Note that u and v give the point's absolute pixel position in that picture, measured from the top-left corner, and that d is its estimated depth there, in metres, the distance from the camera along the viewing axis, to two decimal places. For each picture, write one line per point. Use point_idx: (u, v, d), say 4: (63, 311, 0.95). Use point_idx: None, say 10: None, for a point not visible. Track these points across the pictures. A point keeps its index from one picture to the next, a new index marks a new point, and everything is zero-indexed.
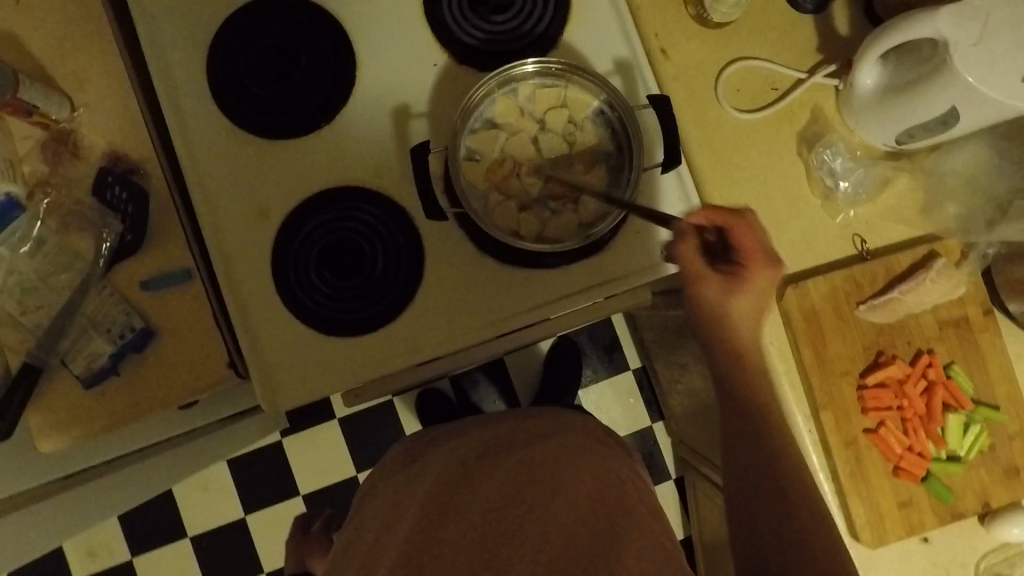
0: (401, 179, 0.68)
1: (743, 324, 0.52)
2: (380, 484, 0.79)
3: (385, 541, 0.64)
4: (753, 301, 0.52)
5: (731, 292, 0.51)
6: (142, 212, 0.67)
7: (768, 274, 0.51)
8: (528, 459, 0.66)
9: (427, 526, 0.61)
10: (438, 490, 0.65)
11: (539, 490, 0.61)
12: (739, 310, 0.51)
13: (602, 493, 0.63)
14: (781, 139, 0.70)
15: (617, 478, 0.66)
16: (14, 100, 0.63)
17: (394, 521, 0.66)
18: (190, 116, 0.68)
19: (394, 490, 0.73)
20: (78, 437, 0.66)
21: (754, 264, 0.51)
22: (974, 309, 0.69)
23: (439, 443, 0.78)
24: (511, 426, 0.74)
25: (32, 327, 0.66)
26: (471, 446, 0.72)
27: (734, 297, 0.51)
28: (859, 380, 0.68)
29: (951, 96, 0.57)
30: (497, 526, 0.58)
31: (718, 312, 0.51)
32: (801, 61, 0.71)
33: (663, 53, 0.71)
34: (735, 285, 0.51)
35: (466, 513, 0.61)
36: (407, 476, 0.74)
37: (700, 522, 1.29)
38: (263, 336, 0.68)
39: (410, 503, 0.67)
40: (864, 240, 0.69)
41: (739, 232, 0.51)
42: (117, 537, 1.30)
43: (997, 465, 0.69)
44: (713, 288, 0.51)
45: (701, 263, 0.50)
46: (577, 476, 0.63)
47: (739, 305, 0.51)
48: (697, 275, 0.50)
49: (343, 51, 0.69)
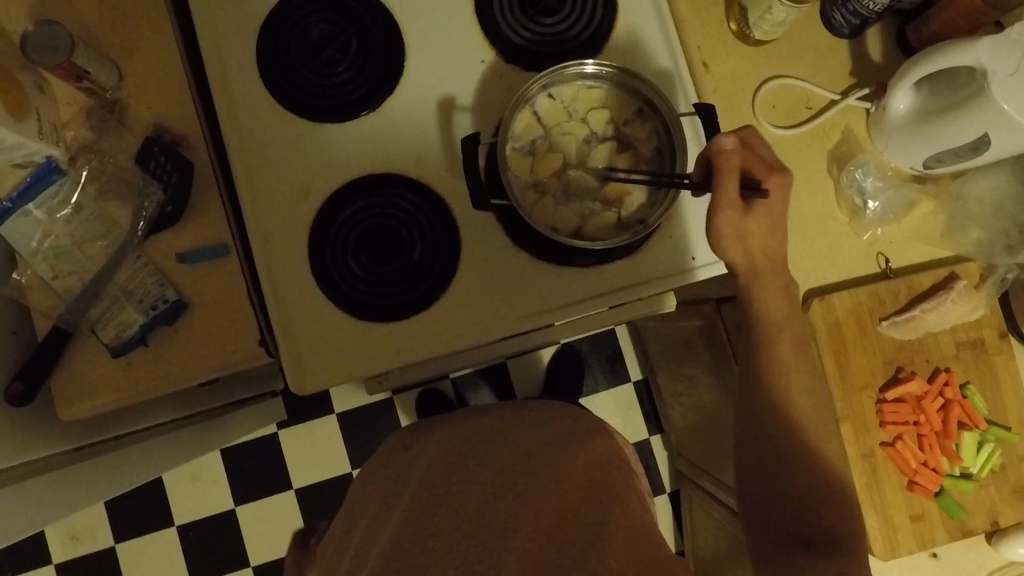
0: (443, 170, 0.69)
1: (757, 238, 0.58)
2: (372, 472, 0.78)
3: (376, 535, 0.61)
4: (764, 227, 0.58)
5: (752, 210, 0.57)
6: (183, 184, 0.67)
7: (781, 185, 0.57)
8: (520, 453, 0.66)
9: (418, 518, 0.58)
10: (430, 481, 0.64)
11: (533, 483, 0.61)
12: (756, 228, 0.58)
13: (593, 479, 0.63)
14: (812, 156, 0.72)
15: (610, 467, 0.67)
16: (69, 65, 0.63)
17: (385, 513, 0.64)
18: (237, 93, 0.69)
19: (384, 481, 0.72)
20: (102, 405, 0.67)
21: (769, 182, 0.57)
22: (990, 332, 0.71)
23: (434, 430, 0.78)
24: (508, 420, 0.74)
25: (60, 292, 0.67)
26: (463, 436, 0.71)
27: (756, 214, 0.58)
28: (879, 394, 0.70)
29: (985, 123, 0.60)
30: (491, 520, 0.57)
31: (743, 227, 0.58)
32: (835, 83, 0.73)
33: (704, 66, 0.73)
34: (755, 205, 0.57)
35: (458, 507, 0.60)
36: (398, 466, 0.73)
37: (694, 537, 1.29)
38: (293, 314, 0.68)
39: (402, 495, 0.65)
40: (887, 258, 0.72)
41: (751, 159, 0.58)
42: (102, 521, 1.27)
43: (1007, 485, 0.71)
44: (733, 199, 0.57)
45: (731, 189, 0.56)
46: (568, 467, 0.64)
47: (755, 223, 0.58)
48: (727, 199, 0.57)
49: (393, 41, 0.70)
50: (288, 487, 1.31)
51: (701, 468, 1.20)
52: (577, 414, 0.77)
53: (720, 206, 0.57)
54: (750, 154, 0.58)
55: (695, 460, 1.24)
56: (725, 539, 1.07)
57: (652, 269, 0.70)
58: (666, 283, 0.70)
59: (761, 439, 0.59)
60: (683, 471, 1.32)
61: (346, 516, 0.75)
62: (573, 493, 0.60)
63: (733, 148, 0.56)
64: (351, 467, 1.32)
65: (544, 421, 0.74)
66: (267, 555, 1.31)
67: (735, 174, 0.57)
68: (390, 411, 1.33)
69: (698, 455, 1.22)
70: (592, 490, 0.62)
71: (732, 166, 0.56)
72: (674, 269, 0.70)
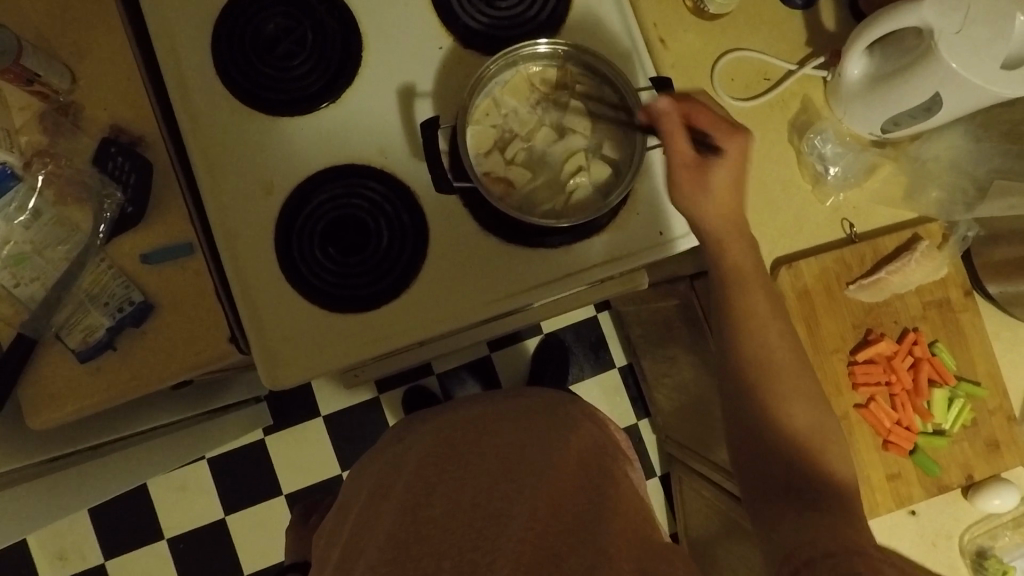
0: (407, 157, 0.69)
1: (721, 194, 0.58)
2: (367, 463, 0.76)
3: (368, 529, 0.60)
4: (731, 176, 0.57)
5: (709, 167, 0.57)
6: (144, 182, 0.68)
7: (739, 145, 0.57)
8: (516, 440, 0.65)
9: (413, 508, 0.58)
10: (424, 471, 0.63)
11: (530, 470, 0.60)
12: (722, 181, 0.57)
13: (590, 466, 0.63)
14: (773, 126, 0.73)
15: (607, 453, 0.68)
16: (17, 68, 0.63)
17: (378, 503, 0.63)
18: (193, 92, 0.68)
19: (378, 471, 0.70)
20: (73, 412, 0.67)
21: (726, 139, 0.57)
22: (955, 291, 0.73)
23: (427, 418, 0.76)
24: (499, 404, 0.73)
25: (23, 300, 0.67)
26: (453, 424, 0.70)
27: (716, 169, 0.57)
28: (850, 357, 0.71)
29: (936, 82, 0.60)
30: (489, 508, 0.56)
31: (707, 182, 0.57)
32: (791, 53, 0.74)
33: (661, 42, 0.73)
34: (710, 160, 0.57)
35: (453, 495, 0.59)
36: (390, 458, 0.71)
37: (687, 520, 1.29)
38: (264, 311, 0.67)
39: (394, 487, 0.63)
40: (852, 224, 0.73)
41: (699, 115, 0.57)
42: (87, 539, 1.25)
43: (979, 439, 0.73)
44: (687, 166, 0.57)
45: (685, 146, 0.57)
46: (564, 458, 0.62)
47: (719, 178, 0.57)
48: (682, 155, 0.57)
49: (349, 30, 0.70)
50: (277, 493, 1.30)
51: (689, 449, 1.20)
52: (571, 399, 0.76)
53: (675, 175, 0.58)
54: (699, 113, 0.57)
55: (683, 441, 1.24)
56: (718, 518, 1.07)
57: (624, 245, 0.70)
58: (638, 258, 0.70)
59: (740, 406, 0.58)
60: (672, 454, 1.32)
61: (335, 513, 0.73)
62: (567, 483, 0.60)
63: (672, 106, 0.57)
64: (340, 469, 1.31)
65: (541, 406, 0.72)
66: (259, 564, 1.29)
67: (682, 131, 0.57)
68: (375, 410, 1.33)
69: (684, 437, 1.22)
70: (586, 480, 0.61)
71: (675, 124, 0.57)
72: (647, 241, 0.70)
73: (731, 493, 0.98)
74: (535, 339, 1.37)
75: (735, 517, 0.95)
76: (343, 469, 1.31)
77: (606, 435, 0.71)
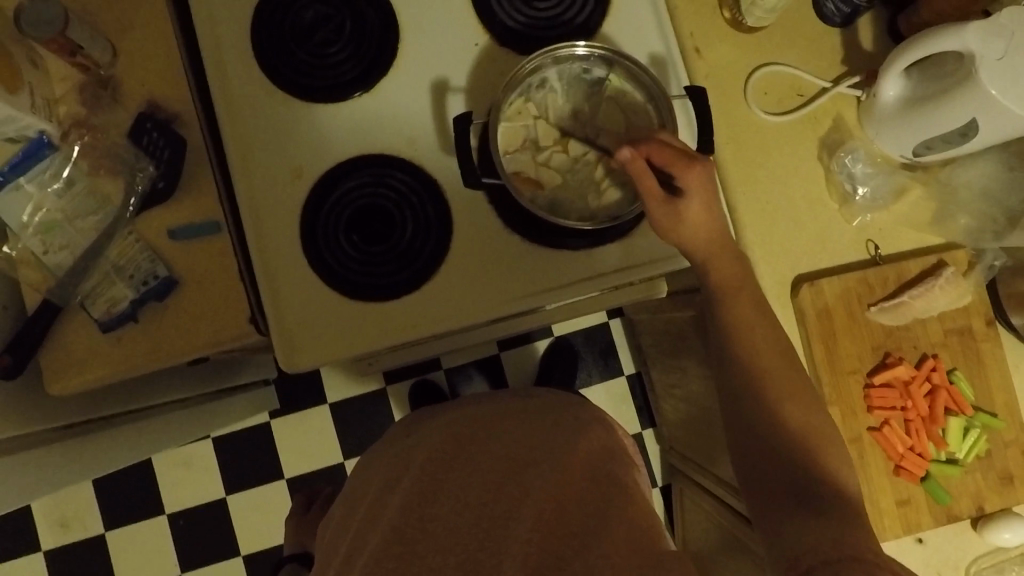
0: (436, 151, 0.69)
1: (697, 225, 0.59)
2: (376, 454, 0.76)
3: (374, 521, 0.60)
4: (701, 204, 0.58)
5: (679, 202, 0.58)
6: (177, 158, 0.68)
7: (702, 175, 0.58)
8: (525, 440, 0.65)
9: (419, 504, 0.58)
10: (431, 466, 0.63)
11: (537, 471, 0.60)
12: (694, 212, 0.58)
13: (598, 469, 0.63)
14: (803, 143, 0.73)
15: (617, 457, 0.67)
16: (62, 39, 0.64)
17: (384, 496, 0.63)
18: (231, 74, 0.69)
19: (387, 464, 0.70)
20: (92, 381, 0.68)
21: (688, 173, 0.58)
22: (977, 320, 0.72)
23: (438, 413, 0.76)
24: (509, 402, 0.73)
25: (52, 267, 0.68)
26: (463, 420, 0.70)
27: (687, 203, 0.58)
28: (866, 379, 0.71)
29: (973, 109, 0.60)
30: (494, 508, 0.57)
31: (682, 215, 0.58)
32: (826, 71, 0.74)
33: (696, 52, 0.73)
34: (679, 195, 0.58)
35: (460, 493, 0.59)
36: (400, 450, 0.71)
37: (686, 533, 1.28)
38: (286, 294, 0.68)
39: (403, 480, 0.64)
40: (876, 245, 0.72)
41: (660, 152, 0.58)
42: (91, 508, 1.27)
43: (992, 471, 0.72)
44: (658, 205, 0.58)
45: (653, 184, 0.57)
46: (572, 460, 0.62)
47: (693, 210, 0.58)
48: (652, 195, 0.58)
49: (387, 21, 0.70)
50: (280, 476, 1.31)
51: (693, 461, 1.20)
52: (582, 402, 0.76)
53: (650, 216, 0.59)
54: (661, 151, 0.58)
55: (687, 453, 1.23)
56: (718, 533, 1.07)
57: (645, 253, 0.70)
58: (657, 267, 0.70)
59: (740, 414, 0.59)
60: (675, 465, 1.31)
61: (343, 502, 0.74)
62: (574, 486, 0.60)
63: (632, 152, 0.57)
64: (343, 456, 1.32)
65: (551, 407, 0.72)
66: (257, 546, 1.30)
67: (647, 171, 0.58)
68: (382, 401, 1.33)
69: (689, 449, 1.21)
70: (594, 483, 0.61)
71: (640, 166, 0.58)
72: (667, 251, 0.70)
73: (733, 509, 0.97)
74: (544, 341, 1.37)
75: (737, 532, 0.95)
76: (347, 457, 1.32)
77: (616, 440, 0.71)
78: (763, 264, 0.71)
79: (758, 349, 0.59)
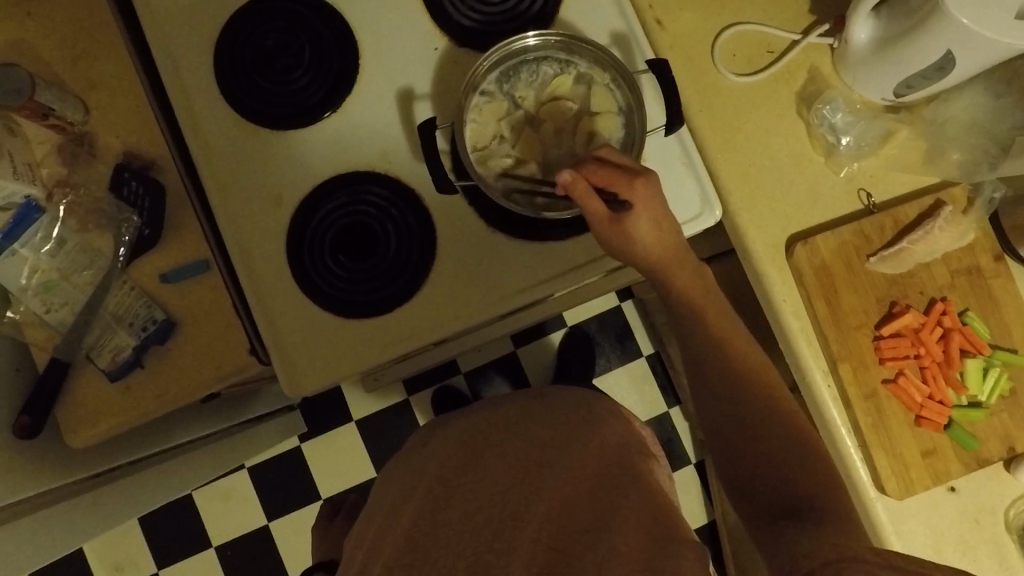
0: (409, 161, 0.70)
1: (648, 242, 0.58)
2: (392, 469, 0.77)
3: (387, 534, 0.60)
4: (651, 223, 0.57)
5: (626, 221, 0.57)
6: (158, 205, 0.70)
7: (645, 189, 0.57)
8: (534, 442, 0.65)
9: (430, 513, 0.58)
10: (442, 477, 0.63)
11: (547, 470, 0.60)
12: (643, 230, 0.57)
13: (610, 463, 0.63)
14: (780, 100, 0.71)
15: (631, 449, 0.68)
16: (32, 104, 0.66)
17: (398, 509, 0.63)
18: (200, 114, 0.70)
19: (400, 478, 0.71)
20: (108, 430, 0.70)
21: (631, 191, 0.57)
22: (984, 257, 0.69)
23: (450, 423, 0.76)
24: (518, 406, 0.73)
25: (56, 325, 0.70)
26: (473, 429, 0.70)
27: (634, 222, 0.57)
28: (875, 332, 0.69)
29: (948, 40, 0.58)
30: (504, 509, 0.57)
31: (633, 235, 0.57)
32: (794, 23, 0.72)
33: (658, 23, 0.72)
34: (626, 214, 0.57)
35: (471, 500, 0.59)
36: (411, 465, 0.72)
37: (724, 507, 1.26)
38: (282, 322, 0.69)
39: (414, 492, 0.64)
40: (869, 194, 0.70)
41: (599, 173, 0.57)
42: (141, 549, 1.31)
43: (1020, 410, 0.70)
44: (606, 227, 0.57)
45: (600, 206, 0.56)
46: (582, 456, 0.62)
47: (641, 228, 0.57)
48: (598, 217, 0.57)
49: (344, 39, 0.70)
50: (315, 497, 1.33)
51: None
52: (595, 396, 0.75)
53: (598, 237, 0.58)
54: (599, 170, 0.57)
55: None
56: None
57: None
58: None
59: (724, 419, 0.56)
60: None
61: (363, 518, 0.74)
62: (585, 481, 0.59)
63: (575, 175, 0.56)
64: (375, 471, 1.33)
65: (561, 405, 0.72)
66: (303, 567, 1.32)
67: (592, 193, 0.57)
68: (406, 413, 1.34)
69: None
70: (606, 476, 0.61)
71: (585, 188, 0.56)
72: None
73: None
74: (559, 332, 1.37)
75: None
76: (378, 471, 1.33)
77: (630, 430, 0.70)
78: (753, 229, 0.70)
79: (741, 343, 0.57)
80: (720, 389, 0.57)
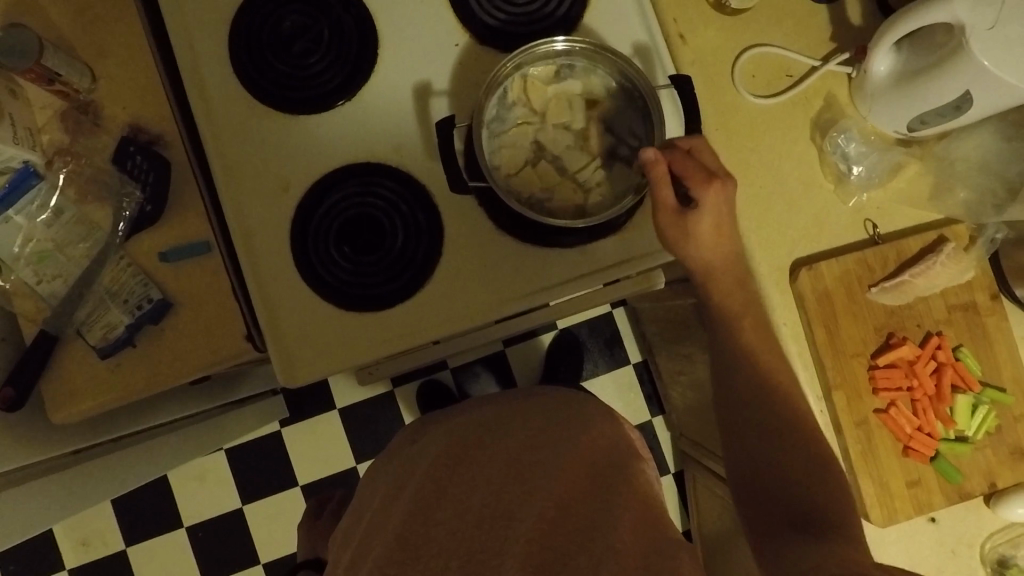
0: (422, 156, 0.69)
1: (705, 241, 0.59)
2: (382, 462, 0.76)
3: (379, 530, 0.60)
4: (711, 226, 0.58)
5: (690, 218, 0.58)
6: (162, 182, 0.68)
7: (718, 194, 0.57)
8: (528, 438, 0.65)
9: (422, 509, 0.58)
10: (436, 472, 0.63)
11: (540, 470, 0.60)
12: (704, 230, 0.58)
13: (604, 467, 0.63)
14: (795, 124, 0.71)
15: (623, 450, 0.68)
16: (39, 69, 0.64)
17: (390, 503, 0.63)
18: (211, 91, 0.68)
19: (392, 473, 0.70)
20: (94, 408, 0.68)
21: (705, 190, 0.57)
22: (981, 295, 0.71)
23: (443, 419, 0.76)
24: (512, 404, 0.73)
25: (46, 296, 0.68)
26: (468, 425, 0.70)
27: (697, 220, 0.58)
28: (870, 361, 0.70)
29: (966, 81, 0.59)
30: (498, 508, 0.56)
31: (692, 232, 0.58)
32: (815, 49, 0.72)
33: (681, 38, 0.72)
34: (692, 210, 0.58)
35: (463, 496, 0.59)
36: (402, 460, 0.72)
37: (700, 519, 1.28)
38: (282, 309, 0.68)
39: (407, 487, 0.64)
40: (875, 224, 0.71)
41: (682, 164, 0.58)
42: (110, 525, 1.28)
43: (1003, 447, 0.71)
44: (668, 217, 0.58)
45: (670, 195, 0.57)
46: (577, 458, 0.62)
47: (702, 227, 0.58)
48: (665, 205, 0.57)
49: (365, 27, 0.69)
50: (293, 483, 1.31)
51: (703, 448, 1.19)
52: (587, 398, 0.75)
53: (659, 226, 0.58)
54: (681, 162, 0.58)
55: (697, 440, 1.23)
56: (731, 519, 1.07)
57: (639, 246, 0.69)
58: (653, 259, 0.69)
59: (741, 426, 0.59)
60: (686, 451, 1.31)
61: (350, 512, 0.74)
62: (578, 484, 0.59)
63: (659, 157, 0.56)
64: (355, 461, 1.32)
65: (557, 406, 0.72)
66: (275, 553, 1.31)
67: (667, 180, 0.57)
68: (391, 405, 1.33)
69: (699, 435, 1.21)
70: (600, 481, 0.61)
71: (662, 172, 0.56)
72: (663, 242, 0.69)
73: None
74: (549, 334, 1.37)
75: None
76: (358, 461, 1.32)
77: (623, 435, 0.71)
78: (760, 250, 0.70)
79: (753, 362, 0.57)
80: (746, 393, 0.59)
